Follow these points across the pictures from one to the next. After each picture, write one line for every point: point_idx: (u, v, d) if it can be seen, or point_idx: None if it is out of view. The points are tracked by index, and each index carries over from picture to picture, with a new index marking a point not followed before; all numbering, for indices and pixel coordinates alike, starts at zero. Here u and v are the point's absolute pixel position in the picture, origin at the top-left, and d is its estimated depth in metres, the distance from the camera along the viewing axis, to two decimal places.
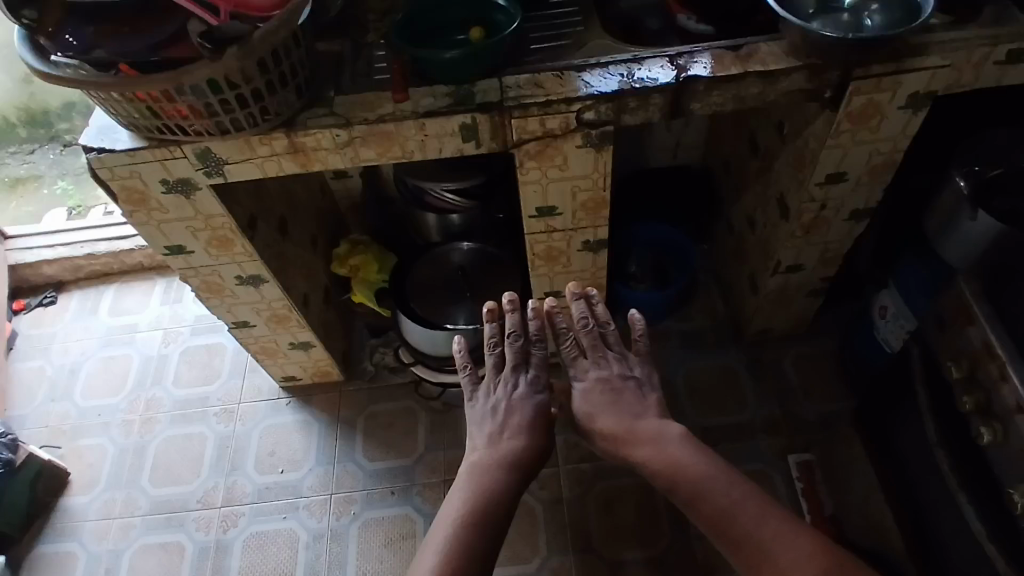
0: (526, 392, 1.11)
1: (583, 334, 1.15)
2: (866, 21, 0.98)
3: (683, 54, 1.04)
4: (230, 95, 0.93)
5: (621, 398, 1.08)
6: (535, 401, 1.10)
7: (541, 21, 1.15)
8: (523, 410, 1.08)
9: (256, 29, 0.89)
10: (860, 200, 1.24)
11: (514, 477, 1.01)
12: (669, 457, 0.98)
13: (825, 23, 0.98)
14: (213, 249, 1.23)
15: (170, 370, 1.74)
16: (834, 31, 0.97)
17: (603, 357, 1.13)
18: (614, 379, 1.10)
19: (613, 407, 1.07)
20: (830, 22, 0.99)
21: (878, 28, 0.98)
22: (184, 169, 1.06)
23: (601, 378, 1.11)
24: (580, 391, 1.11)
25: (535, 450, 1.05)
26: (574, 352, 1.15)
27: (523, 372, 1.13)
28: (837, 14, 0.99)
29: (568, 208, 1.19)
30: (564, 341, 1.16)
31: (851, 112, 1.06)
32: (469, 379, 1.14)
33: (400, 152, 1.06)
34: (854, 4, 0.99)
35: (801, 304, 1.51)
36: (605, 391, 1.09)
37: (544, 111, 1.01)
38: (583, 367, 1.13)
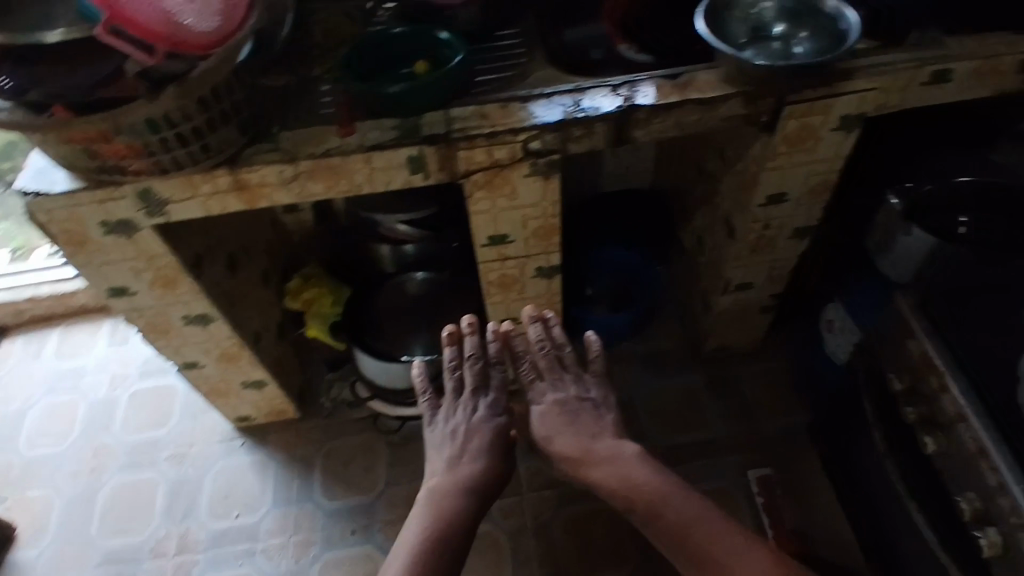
0: (486, 414, 1.10)
1: (540, 356, 1.15)
2: (797, 49, 1.02)
3: (625, 84, 1.07)
4: (169, 134, 0.91)
5: (578, 420, 1.08)
6: (494, 424, 1.09)
7: (487, 55, 1.16)
8: (482, 433, 1.07)
9: (195, 67, 0.87)
10: (802, 218, 1.28)
11: (475, 503, 1.00)
12: (626, 477, 0.99)
13: (757, 51, 1.01)
14: (158, 288, 1.19)
15: (119, 414, 1.67)
16: (765, 58, 1.00)
17: (559, 379, 1.14)
18: (571, 402, 1.11)
19: (570, 430, 1.07)
20: (762, 51, 1.02)
21: (807, 54, 1.02)
22: (125, 210, 1.04)
23: (558, 401, 1.11)
24: (539, 413, 1.11)
25: (494, 474, 1.04)
26: (532, 375, 1.15)
27: (481, 396, 1.12)
28: (768, 42, 1.04)
29: (520, 235, 1.20)
30: (521, 363, 1.17)
31: (786, 135, 1.10)
32: (428, 405, 1.13)
33: (348, 187, 1.06)
34: (784, 33, 1.04)
35: (753, 321, 1.54)
36: (563, 414, 1.09)
37: (491, 141, 1.02)
38: (540, 390, 1.13)
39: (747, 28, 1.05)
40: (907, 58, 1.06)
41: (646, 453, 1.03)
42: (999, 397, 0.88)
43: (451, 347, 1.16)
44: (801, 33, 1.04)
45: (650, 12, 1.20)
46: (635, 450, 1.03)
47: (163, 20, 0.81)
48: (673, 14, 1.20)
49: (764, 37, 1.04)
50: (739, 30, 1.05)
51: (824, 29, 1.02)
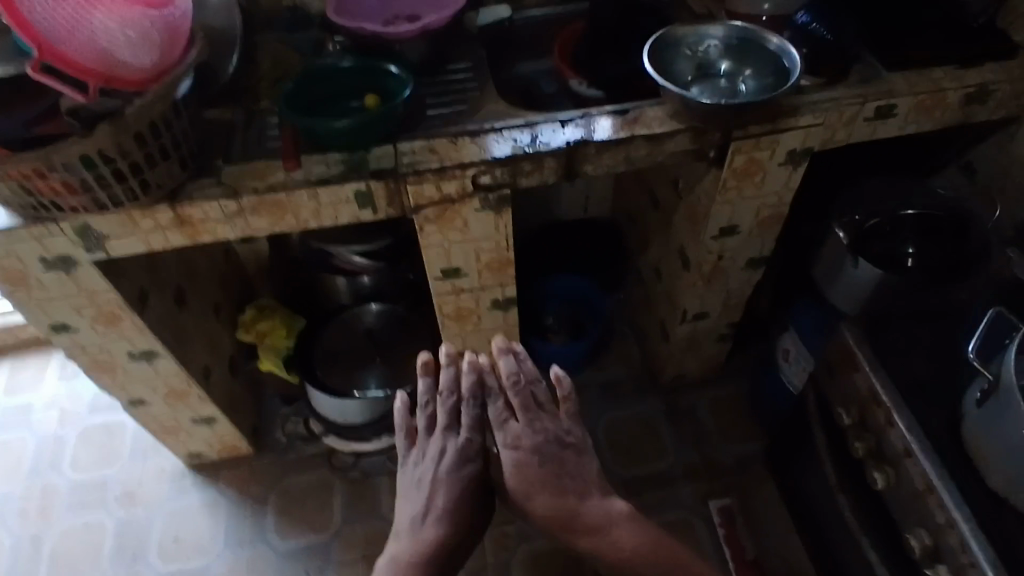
0: (453, 460, 1.05)
1: (513, 392, 1.08)
2: (741, 88, 1.04)
3: (574, 118, 1.07)
4: (106, 170, 0.89)
5: (558, 471, 1.03)
6: (463, 472, 1.04)
7: (436, 88, 1.16)
8: (447, 487, 1.03)
9: (130, 104, 0.85)
10: (754, 248, 1.28)
11: (438, 566, 0.98)
12: (616, 546, 0.99)
13: (702, 92, 1.04)
14: (100, 325, 1.16)
15: (67, 452, 1.61)
16: (708, 100, 1.02)
17: (536, 419, 1.07)
18: (549, 446, 1.05)
19: (552, 486, 1.02)
20: (708, 92, 1.04)
21: (752, 92, 1.04)
22: (63, 246, 1.01)
23: (535, 446, 1.04)
24: (514, 461, 1.03)
25: (460, 531, 1.01)
26: (504, 413, 1.08)
27: (449, 437, 1.07)
28: (714, 80, 1.06)
29: (473, 268, 1.19)
30: (493, 398, 1.09)
31: (735, 169, 1.11)
32: (402, 441, 1.11)
33: (295, 222, 1.04)
34: (729, 71, 1.06)
35: (712, 350, 1.55)
36: (541, 461, 1.03)
37: (439, 176, 1.02)
38: (513, 429, 1.06)
39: (693, 65, 1.07)
40: (850, 93, 1.08)
41: (623, 511, 1.03)
42: (946, 440, 0.89)
43: (426, 377, 1.12)
44: (745, 70, 1.06)
45: (597, 49, 1.22)
46: (614, 513, 1.02)
47: (98, 56, 0.79)
48: (620, 50, 1.21)
49: (710, 75, 1.07)
50: (686, 68, 1.07)
51: (767, 67, 1.04)
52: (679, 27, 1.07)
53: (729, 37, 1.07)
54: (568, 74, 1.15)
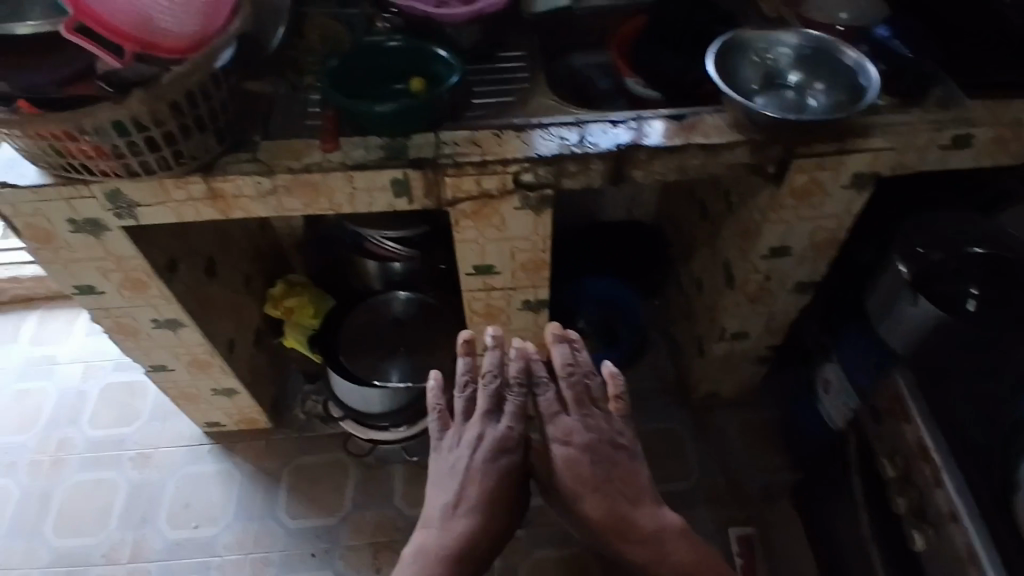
0: (490, 450, 1.00)
1: (568, 385, 1.03)
2: (808, 105, 0.96)
3: (626, 120, 1.02)
4: (139, 138, 0.86)
5: (607, 474, 0.98)
6: (499, 463, 0.99)
7: (485, 76, 1.11)
8: (481, 479, 0.98)
9: (166, 72, 0.82)
10: (804, 272, 1.21)
11: (467, 564, 0.95)
12: (665, 558, 0.94)
13: (764, 104, 0.96)
14: (127, 291, 1.15)
15: (88, 408, 1.63)
16: (769, 112, 0.94)
17: (588, 415, 1.02)
18: (601, 443, 1.00)
19: (603, 486, 0.97)
20: (772, 104, 0.97)
21: (822, 108, 0.96)
22: (93, 210, 0.99)
23: (587, 440, 1.00)
24: (565, 454, 0.99)
25: (492, 529, 0.97)
26: (557, 405, 1.03)
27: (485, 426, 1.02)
28: (781, 92, 0.98)
29: (507, 267, 1.14)
30: (544, 388, 1.05)
31: (794, 189, 1.05)
32: (437, 424, 1.07)
33: (328, 205, 1.01)
34: (799, 82, 0.98)
35: (748, 371, 1.48)
36: (592, 460, 0.98)
37: (480, 171, 0.97)
38: (565, 423, 1.01)
39: (759, 73, 1.00)
40: (927, 118, 1.00)
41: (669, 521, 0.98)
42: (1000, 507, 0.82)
43: (465, 356, 1.07)
44: (816, 83, 0.98)
45: (657, 46, 1.15)
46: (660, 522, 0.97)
47: (139, 23, 0.78)
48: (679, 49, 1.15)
49: (777, 86, 0.99)
50: (752, 75, 0.99)
51: (842, 81, 0.95)
52: (749, 31, 0.99)
53: (803, 46, 0.99)
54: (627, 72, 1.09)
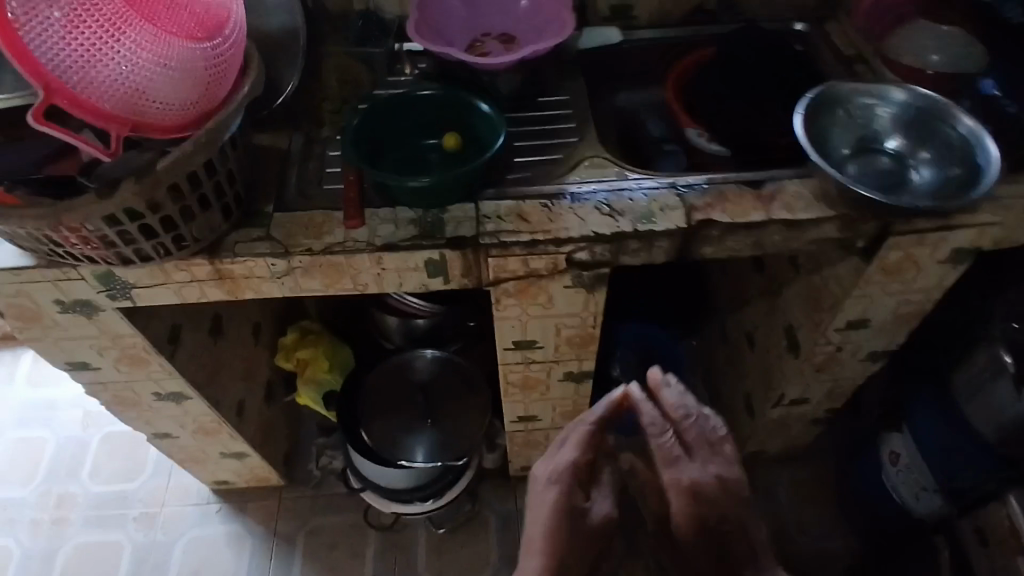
0: (574, 487, 0.80)
1: (684, 427, 0.80)
2: (905, 180, 0.83)
3: (695, 185, 0.88)
4: (133, 227, 0.73)
5: (734, 539, 0.75)
6: (581, 502, 0.80)
7: (527, 127, 0.98)
8: (559, 522, 0.77)
9: (161, 157, 0.68)
10: (880, 342, 1.08)
11: None
12: None
13: (852, 175, 0.84)
14: (125, 365, 1.03)
15: (89, 460, 1.52)
16: (856, 186, 0.82)
17: (714, 463, 0.78)
18: (726, 496, 0.76)
19: (728, 550, 0.75)
20: (861, 176, 0.84)
21: (925, 183, 0.83)
22: (83, 291, 0.87)
23: (710, 493, 0.76)
24: (683, 507, 0.76)
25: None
26: (679, 459, 0.78)
27: (572, 456, 0.81)
28: (878, 160, 0.85)
29: (551, 342, 1.01)
30: (660, 431, 0.80)
31: (885, 265, 0.91)
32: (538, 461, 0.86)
33: (351, 285, 0.88)
34: (899, 150, 0.85)
35: (802, 431, 1.36)
36: (718, 517, 0.75)
37: (529, 251, 0.84)
38: (683, 473, 0.77)
39: (853, 137, 0.87)
40: None
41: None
42: None
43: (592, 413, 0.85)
44: (920, 152, 0.84)
45: (724, 94, 1.00)
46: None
47: (124, 102, 0.62)
48: (749, 96, 0.99)
49: (870, 151, 0.86)
50: (842, 137, 0.86)
51: (950, 154, 0.82)
52: (845, 84, 0.86)
53: (909, 107, 0.85)
54: (692, 125, 0.95)
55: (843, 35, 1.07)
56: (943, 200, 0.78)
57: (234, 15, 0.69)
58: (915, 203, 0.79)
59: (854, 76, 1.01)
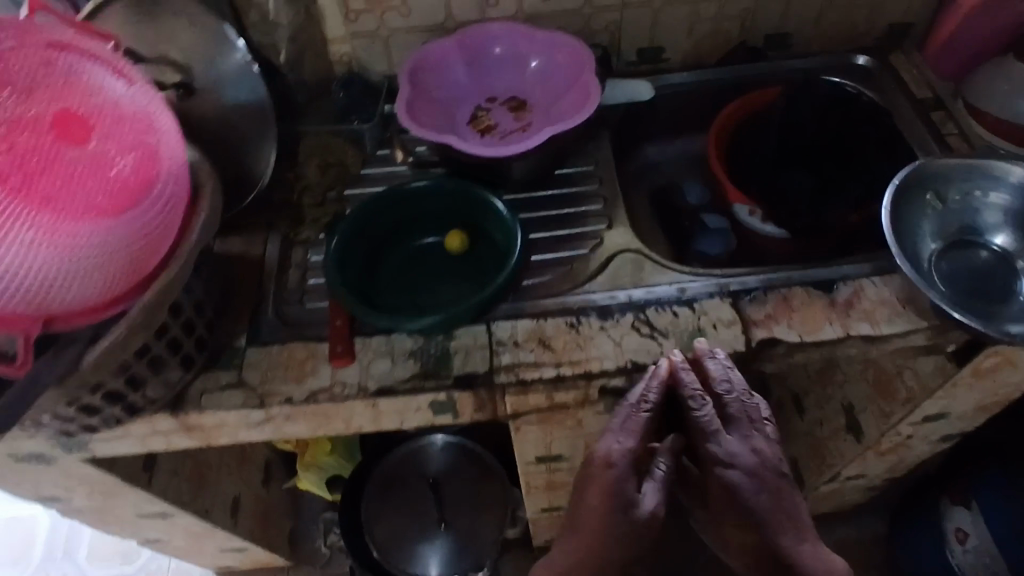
0: (628, 480, 0.66)
1: (728, 403, 0.67)
2: (1004, 288, 0.68)
3: (754, 291, 0.73)
4: (74, 406, 0.61)
5: (770, 509, 0.66)
6: (631, 492, 0.65)
7: (545, 214, 0.83)
8: (610, 520, 0.65)
9: (85, 349, 0.54)
10: (955, 427, 0.94)
11: None
12: None
13: (941, 274, 0.69)
14: (97, 495, 0.91)
15: (84, 541, 1.41)
16: (940, 289, 0.67)
17: (751, 439, 0.67)
18: (765, 470, 0.66)
19: (766, 521, 0.65)
20: (952, 278, 0.69)
21: None
22: (33, 444, 0.74)
23: (748, 469, 0.65)
24: (720, 483, 0.65)
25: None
26: (718, 434, 0.66)
27: (630, 449, 0.66)
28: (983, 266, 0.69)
29: (578, 454, 0.88)
30: (700, 403, 0.66)
31: (978, 369, 0.76)
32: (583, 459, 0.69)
33: (343, 426, 0.73)
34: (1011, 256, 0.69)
35: (855, 496, 1.23)
36: (757, 486, 0.65)
37: (554, 386, 0.70)
38: (721, 452, 0.65)
39: (953, 231, 0.71)
40: None
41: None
42: None
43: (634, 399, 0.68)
44: None
45: (780, 163, 0.86)
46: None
47: (27, 301, 0.48)
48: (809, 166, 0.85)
49: (969, 247, 0.71)
50: (938, 224, 0.71)
51: None
52: (954, 160, 0.71)
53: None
54: (740, 199, 0.82)
55: (913, 72, 0.89)
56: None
57: (166, 157, 0.54)
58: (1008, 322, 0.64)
59: (931, 127, 0.84)
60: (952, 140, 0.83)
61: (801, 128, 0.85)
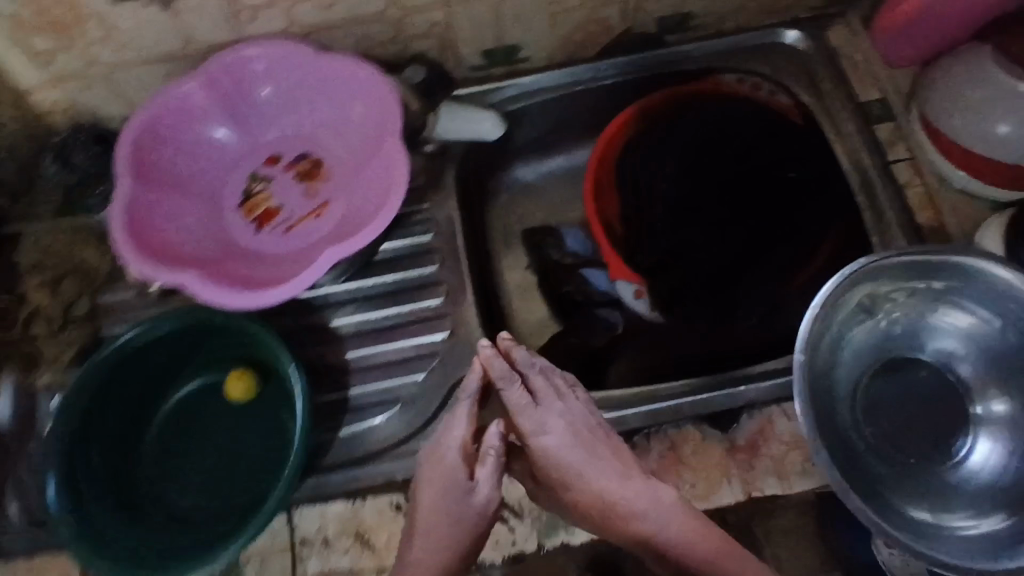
0: (460, 470, 0.48)
1: (536, 377, 0.50)
2: (963, 428, 0.52)
3: (634, 436, 0.57)
4: None
5: (607, 465, 0.48)
6: (465, 479, 0.47)
7: (368, 320, 0.62)
8: (443, 518, 0.47)
9: None
10: None
11: None
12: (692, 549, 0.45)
13: (884, 432, 0.53)
14: None
15: None
16: (892, 471, 0.52)
17: (572, 412, 0.50)
18: (583, 427, 0.49)
19: (596, 477, 0.48)
20: (874, 424, 0.54)
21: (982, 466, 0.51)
22: None
23: (564, 436, 0.49)
24: (542, 458, 0.49)
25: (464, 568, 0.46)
26: (529, 406, 0.50)
27: (461, 434, 0.49)
28: (910, 413, 0.54)
29: None
30: (507, 384, 0.49)
31: None
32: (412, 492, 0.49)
33: None
34: (944, 402, 0.53)
35: None
36: (574, 447, 0.49)
37: None
38: (532, 427, 0.49)
39: (874, 364, 0.55)
40: None
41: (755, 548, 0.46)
42: None
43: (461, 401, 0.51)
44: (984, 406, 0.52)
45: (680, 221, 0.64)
46: (687, 520, 0.46)
47: None
48: (716, 226, 0.63)
49: (910, 368, 0.55)
50: (863, 344, 0.55)
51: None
52: (900, 259, 0.50)
53: (968, 289, 0.51)
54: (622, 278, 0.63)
55: (855, 59, 0.67)
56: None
57: None
58: (987, 505, 0.49)
59: (878, 151, 0.63)
60: (900, 171, 0.63)
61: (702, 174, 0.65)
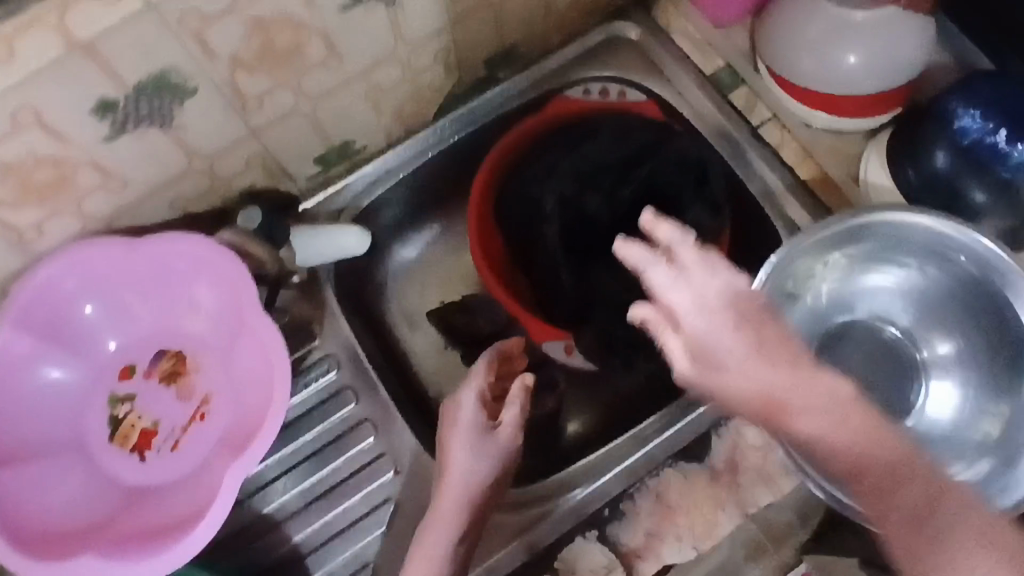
0: (479, 417, 0.51)
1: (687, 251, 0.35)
2: (915, 372, 0.53)
3: (621, 503, 0.54)
4: None
5: (783, 363, 0.35)
6: (488, 423, 0.51)
7: (303, 492, 0.56)
8: (467, 460, 0.50)
9: None
10: None
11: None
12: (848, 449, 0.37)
13: None
14: None
15: None
16: None
17: (731, 290, 0.35)
18: (747, 307, 0.35)
19: (762, 371, 0.34)
20: None
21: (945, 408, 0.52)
22: None
23: (724, 321, 0.34)
24: (688, 353, 0.35)
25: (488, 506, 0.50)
26: (682, 286, 0.35)
27: (481, 385, 0.52)
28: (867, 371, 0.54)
29: None
30: (653, 264, 0.35)
31: None
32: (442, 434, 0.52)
33: None
34: (896, 348, 0.54)
35: None
36: (739, 339, 0.34)
37: None
38: (684, 308, 0.35)
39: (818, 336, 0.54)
40: None
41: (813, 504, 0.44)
42: None
43: (485, 373, 0.53)
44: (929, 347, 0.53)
45: (580, 262, 0.60)
46: (850, 415, 0.36)
47: None
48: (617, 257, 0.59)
49: (848, 331, 0.54)
50: (805, 322, 0.53)
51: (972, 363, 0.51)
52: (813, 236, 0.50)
53: (881, 240, 0.51)
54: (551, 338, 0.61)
55: (687, 36, 0.65)
56: (1005, 419, 0.49)
57: None
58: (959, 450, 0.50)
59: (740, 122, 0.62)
60: (768, 133, 0.62)
61: (587, 207, 0.60)
